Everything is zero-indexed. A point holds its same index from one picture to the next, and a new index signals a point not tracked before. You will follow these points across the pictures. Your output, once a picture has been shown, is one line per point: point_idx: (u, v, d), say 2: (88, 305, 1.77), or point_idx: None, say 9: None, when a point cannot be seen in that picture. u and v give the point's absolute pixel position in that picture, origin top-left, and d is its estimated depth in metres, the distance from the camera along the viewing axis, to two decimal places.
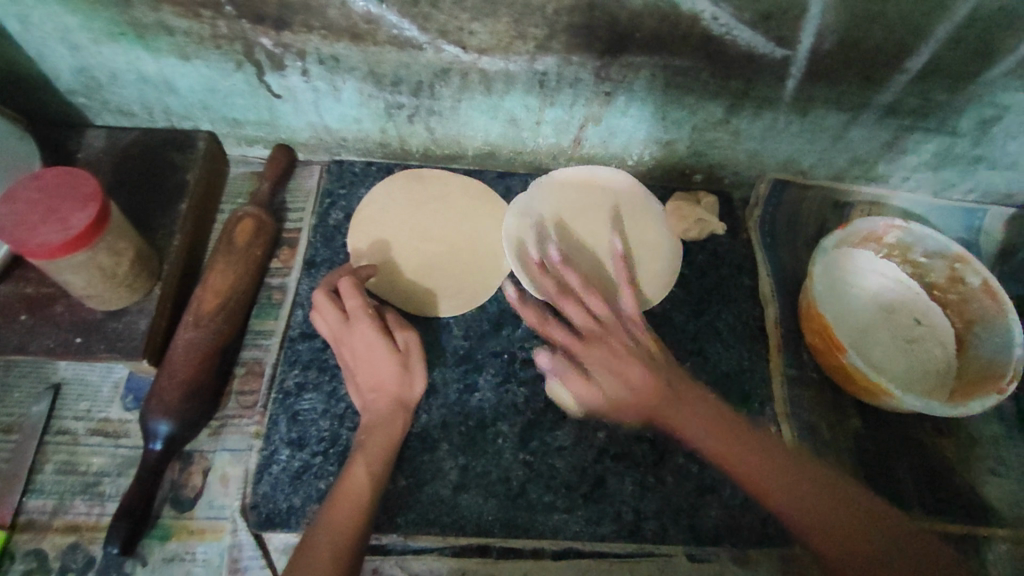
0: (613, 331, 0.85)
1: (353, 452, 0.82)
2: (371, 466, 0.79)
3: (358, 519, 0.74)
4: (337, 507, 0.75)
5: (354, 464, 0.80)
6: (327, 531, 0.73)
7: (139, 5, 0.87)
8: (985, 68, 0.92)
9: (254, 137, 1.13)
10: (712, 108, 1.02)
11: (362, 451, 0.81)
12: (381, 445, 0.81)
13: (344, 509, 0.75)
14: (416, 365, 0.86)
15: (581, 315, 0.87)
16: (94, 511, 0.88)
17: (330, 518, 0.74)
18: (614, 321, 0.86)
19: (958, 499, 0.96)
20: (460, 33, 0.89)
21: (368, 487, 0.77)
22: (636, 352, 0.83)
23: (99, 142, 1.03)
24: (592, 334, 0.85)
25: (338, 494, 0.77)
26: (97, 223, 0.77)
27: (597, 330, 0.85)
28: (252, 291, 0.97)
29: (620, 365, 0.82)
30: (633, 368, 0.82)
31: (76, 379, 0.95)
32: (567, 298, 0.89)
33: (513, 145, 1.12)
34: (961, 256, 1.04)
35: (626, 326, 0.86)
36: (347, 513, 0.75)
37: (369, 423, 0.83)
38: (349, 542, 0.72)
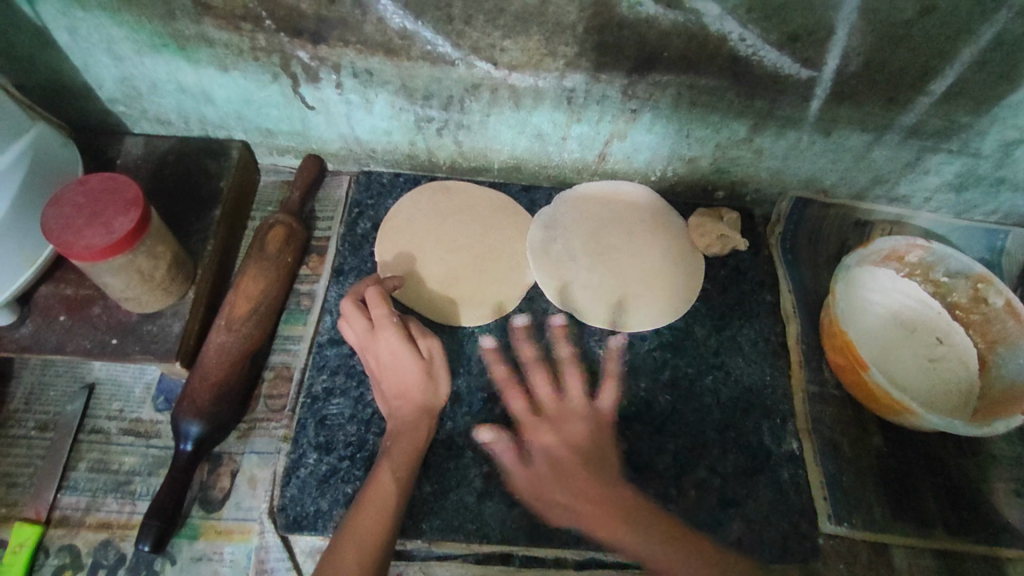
0: (574, 416, 0.88)
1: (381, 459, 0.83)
2: (396, 473, 0.81)
3: (384, 523, 0.76)
4: (364, 513, 0.76)
5: (380, 469, 0.81)
6: (354, 536, 0.74)
7: (183, 19, 0.90)
8: (1010, 91, 0.93)
9: (285, 147, 1.16)
10: (736, 126, 1.03)
11: (389, 456, 0.82)
12: (407, 452, 0.83)
13: (370, 515, 0.76)
14: (439, 371, 0.88)
15: (550, 395, 0.90)
16: (125, 509, 0.89)
17: (357, 519, 0.76)
18: (580, 411, 0.89)
19: (981, 519, 0.96)
20: (492, 50, 0.92)
21: (394, 492, 0.79)
22: (583, 457, 0.84)
23: (137, 149, 1.06)
24: (549, 414, 0.88)
25: (366, 498, 0.78)
26: (139, 228, 0.80)
27: (572, 460, 0.84)
28: (282, 296, 0.99)
29: (577, 445, 0.85)
30: (563, 443, 0.85)
31: (109, 380, 0.97)
32: (540, 373, 0.92)
33: (538, 159, 1.14)
34: (984, 277, 1.05)
35: (585, 420, 0.88)
36: (372, 519, 0.76)
37: (397, 431, 0.85)
38: (375, 546, 0.73)
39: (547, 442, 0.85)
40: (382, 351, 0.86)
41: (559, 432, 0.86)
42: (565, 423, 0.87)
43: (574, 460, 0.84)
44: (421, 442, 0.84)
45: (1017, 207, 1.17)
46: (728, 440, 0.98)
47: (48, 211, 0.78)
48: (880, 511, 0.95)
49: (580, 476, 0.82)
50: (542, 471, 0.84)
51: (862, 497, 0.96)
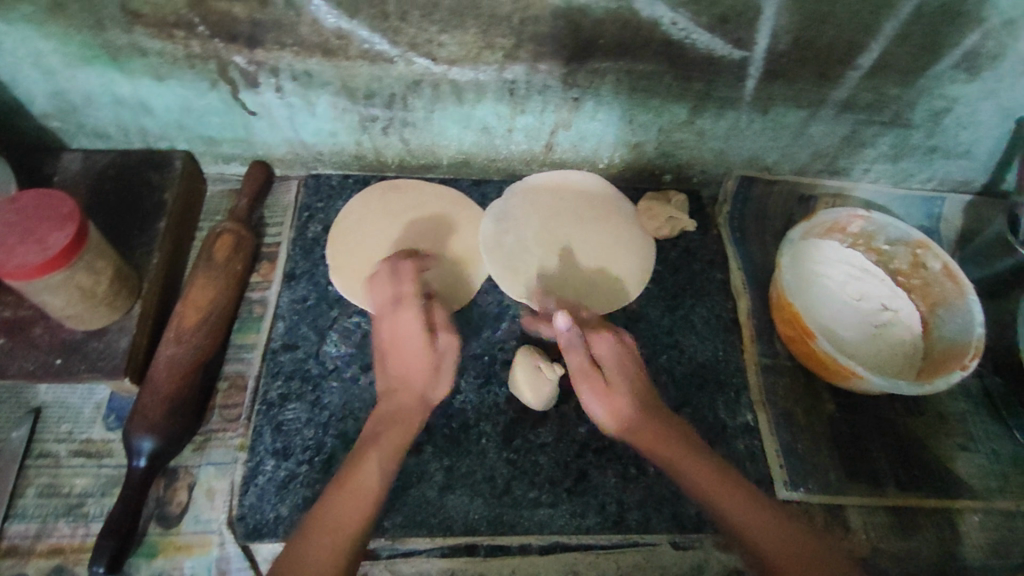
0: (613, 366, 0.86)
1: (367, 447, 0.82)
2: (382, 466, 0.80)
3: (363, 516, 0.75)
4: (346, 501, 0.75)
5: (364, 459, 0.80)
6: (333, 526, 0.73)
7: (113, 28, 0.88)
8: (932, 62, 0.97)
9: (230, 155, 1.14)
10: (676, 109, 1.05)
11: (376, 446, 0.81)
12: (392, 442, 0.82)
13: (353, 505, 0.75)
14: (445, 368, 0.88)
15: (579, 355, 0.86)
16: (78, 532, 0.87)
17: (338, 508, 0.75)
18: (606, 364, 0.87)
19: (931, 474, 0.99)
20: (430, 45, 0.92)
21: (376, 485, 0.78)
22: (643, 396, 0.86)
23: (76, 165, 1.03)
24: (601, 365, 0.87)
25: (347, 489, 0.77)
26: (76, 243, 0.78)
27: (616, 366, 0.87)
28: (233, 305, 0.98)
29: (649, 400, 0.86)
30: (626, 399, 0.85)
31: (57, 402, 0.95)
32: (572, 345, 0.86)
33: (486, 153, 1.15)
34: (922, 242, 1.09)
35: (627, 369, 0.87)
36: (353, 511, 0.75)
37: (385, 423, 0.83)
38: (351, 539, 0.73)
39: (613, 378, 0.86)
40: (404, 326, 0.86)
41: (609, 377, 0.86)
42: (626, 389, 0.85)
43: (620, 388, 0.86)
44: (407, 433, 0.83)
45: (951, 173, 1.21)
46: (686, 417, 1.00)
47: None
48: (835, 474, 0.98)
49: (632, 403, 0.85)
50: (613, 402, 0.85)
51: (817, 463, 0.98)
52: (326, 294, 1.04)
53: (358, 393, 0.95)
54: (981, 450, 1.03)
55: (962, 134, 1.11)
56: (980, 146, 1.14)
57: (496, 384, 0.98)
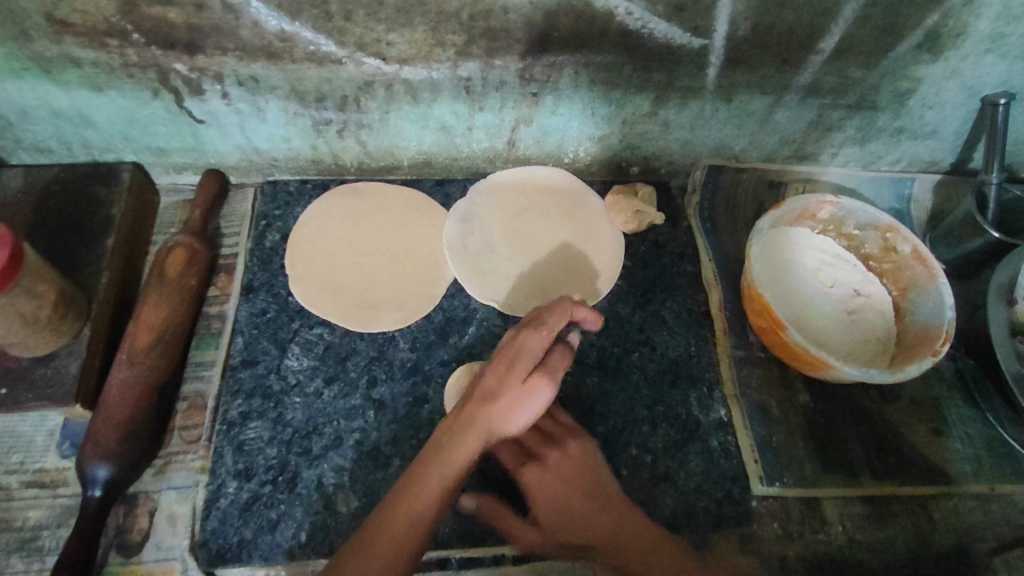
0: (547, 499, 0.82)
1: (426, 458, 0.74)
2: (443, 488, 0.72)
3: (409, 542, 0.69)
4: (414, 508, 0.71)
5: (424, 477, 0.72)
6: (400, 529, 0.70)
7: (41, 38, 0.84)
8: (894, 44, 0.96)
9: (181, 165, 1.10)
10: (639, 101, 1.03)
11: (450, 453, 0.73)
12: (454, 459, 0.73)
13: (420, 512, 0.71)
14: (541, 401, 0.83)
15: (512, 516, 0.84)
16: (33, 567, 0.83)
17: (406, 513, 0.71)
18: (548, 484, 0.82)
19: (907, 462, 0.99)
20: (378, 44, 0.88)
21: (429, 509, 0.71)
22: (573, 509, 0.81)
23: (16, 182, 0.99)
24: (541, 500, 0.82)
25: (398, 505, 0.71)
26: (9, 269, 0.74)
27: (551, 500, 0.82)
28: (188, 321, 0.94)
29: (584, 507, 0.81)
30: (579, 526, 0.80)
31: (7, 431, 0.91)
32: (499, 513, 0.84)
33: (447, 152, 1.11)
34: (891, 226, 1.09)
35: (561, 490, 0.82)
36: (418, 515, 0.71)
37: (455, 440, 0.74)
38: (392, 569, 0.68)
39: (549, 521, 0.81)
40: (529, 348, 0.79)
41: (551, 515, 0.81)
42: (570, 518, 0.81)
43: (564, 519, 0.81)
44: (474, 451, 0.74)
45: (919, 154, 1.20)
46: (660, 415, 0.99)
47: None
48: (810, 467, 0.97)
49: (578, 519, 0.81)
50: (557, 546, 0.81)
51: (793, 456, 0.98)
52: (286, 305, 1.00)
53: (321, 408, 0.93)
54: (956, 434, 1.03)
55: (927, 115, 1.10)
56: (946, 126, 1.13)
57: None
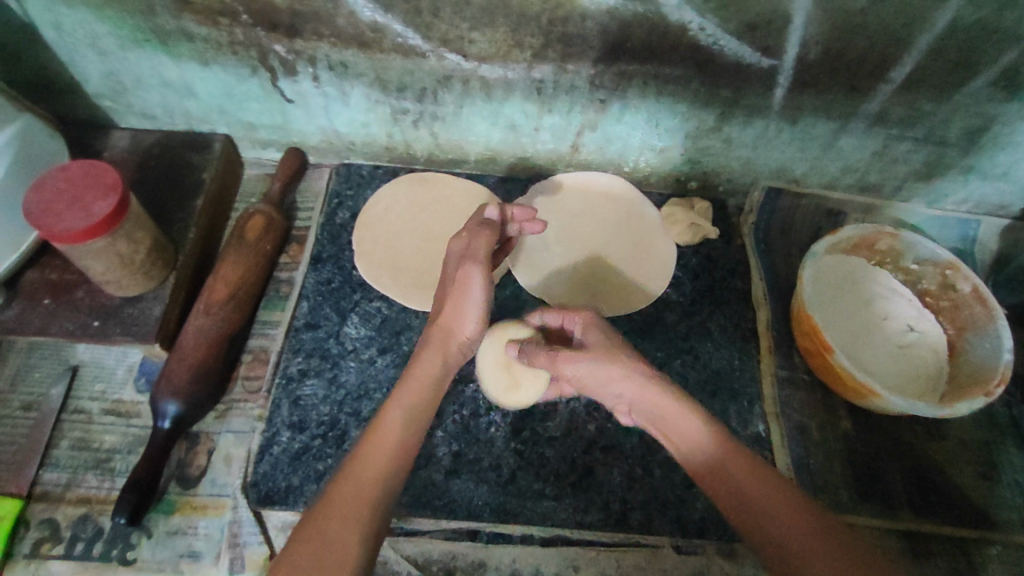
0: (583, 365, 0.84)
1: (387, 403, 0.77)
2: (405, 419, 0.75)
3: (388, 468, 0.71)
4: (371, 448, 0.72)
5: (387, 411, 0.75)
6: (362, 473, 0.70)
7: (165, 14, 0.94)
8: (968, 79, 0.96)
9: (268, 141, 1.20)
10: (704, 115, 1.06)
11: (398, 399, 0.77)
12: (416, 388, 0.78)
13: (378, 450, 0.72)
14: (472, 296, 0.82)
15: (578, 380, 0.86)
16: (104, 485, 0.92)
17: (363, 455, 0.71)
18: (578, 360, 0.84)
19: (948, 501, 0.97)
20: (460, 41, 0.95)
21: (400, 439, 0.73)
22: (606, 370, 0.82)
23: (125, 142, 1.10)
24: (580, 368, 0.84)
25: (367, 442, 0.73)
26: (118, 212, 0.83)
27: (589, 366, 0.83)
28: (259, 282, 1.02)
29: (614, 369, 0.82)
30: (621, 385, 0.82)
31: (93, 362, 1.00)
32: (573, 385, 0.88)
33: (512, 151, 1.17)
34: (952, 264, 1.07)
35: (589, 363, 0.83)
36: (379, 456, 0.71)
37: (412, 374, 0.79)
38: (375, 495, 0.68)
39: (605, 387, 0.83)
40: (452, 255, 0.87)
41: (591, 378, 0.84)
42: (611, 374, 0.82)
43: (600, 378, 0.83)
44: (436, 373, 0.80)
45: (987, 196, 1.18)
46: None
47: (29, 195, 0.81)
48: (846, 493, 0.96)
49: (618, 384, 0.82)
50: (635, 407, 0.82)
51: (829, 480, 0.97)
52: (349, 277, 1.08)
53: (373, 374, 0.99)
54: (1006, 481, 0.99)
55: (999, 155, 1.09)
56: (1018, 169, 1.11)
57: None
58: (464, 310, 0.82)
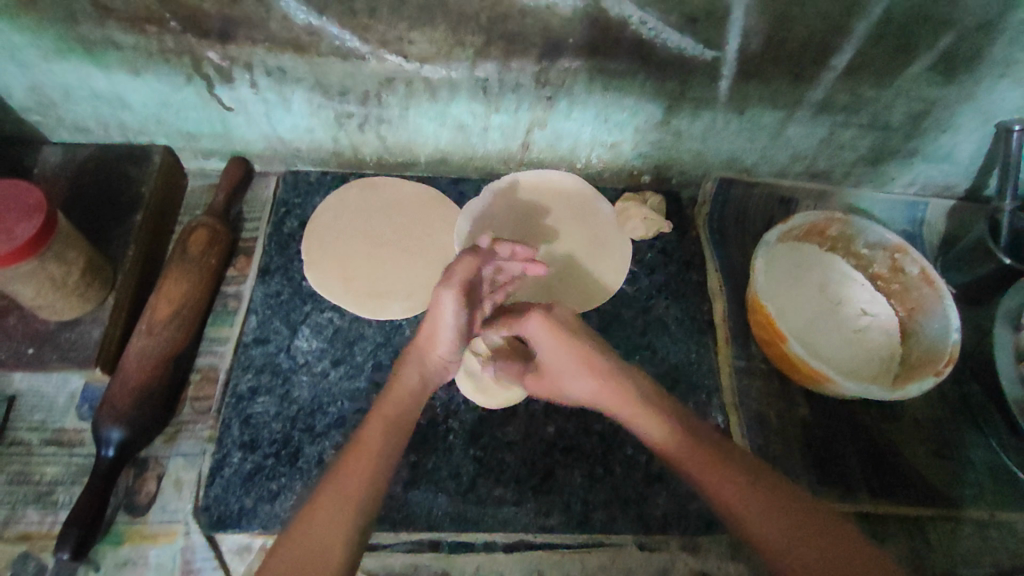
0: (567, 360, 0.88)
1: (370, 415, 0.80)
2: (387, 428, 0.78)
3: (370, 476, 0.72)
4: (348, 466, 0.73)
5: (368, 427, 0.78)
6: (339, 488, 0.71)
7: (86, 22, 0.90)
8: (906, 65, 0.97)
9: (210, 150, 1.16)
10: (652, 109, 1.06)
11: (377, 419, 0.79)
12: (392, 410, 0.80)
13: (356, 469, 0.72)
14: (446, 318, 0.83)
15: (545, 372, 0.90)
16: (46, 519, 0.88)
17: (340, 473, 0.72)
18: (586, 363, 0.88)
19: (904, 481, 0.99)
20: (400, 42, 0.92)
21: (379, 450, 0.75)
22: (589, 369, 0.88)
23: (55, 158, 1.05)
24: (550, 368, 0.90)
25: (351, 451, 0.75)
26: (43, 234, 0.79)
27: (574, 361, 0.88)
28: (206, 298, 0.99)
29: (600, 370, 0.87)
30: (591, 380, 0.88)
31: (31, 390, 0.96)
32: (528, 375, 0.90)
33: (463, 151, 1.15)
34: (900, 247, 1.09)
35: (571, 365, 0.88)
36: (356, 474, 0.72)
37: (394, 389, 0.82)
38: (359, 497, 0.70)
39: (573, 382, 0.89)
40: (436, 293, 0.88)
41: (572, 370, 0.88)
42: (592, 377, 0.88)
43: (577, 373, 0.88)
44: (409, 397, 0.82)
45: (933, 178, 1.20)
46: None
47: None
48: (805, 479, 0.97)
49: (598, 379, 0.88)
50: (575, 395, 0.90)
51: (788, 467, 0.98)
52: (300, 288, 1.05)
53: (327, 387, 0.96)
54: (957, 457, 1.02)
55: (941, 138, 1.11)
56: (960, 151, 1.14)
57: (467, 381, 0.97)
58: (438, 331, 0.84)
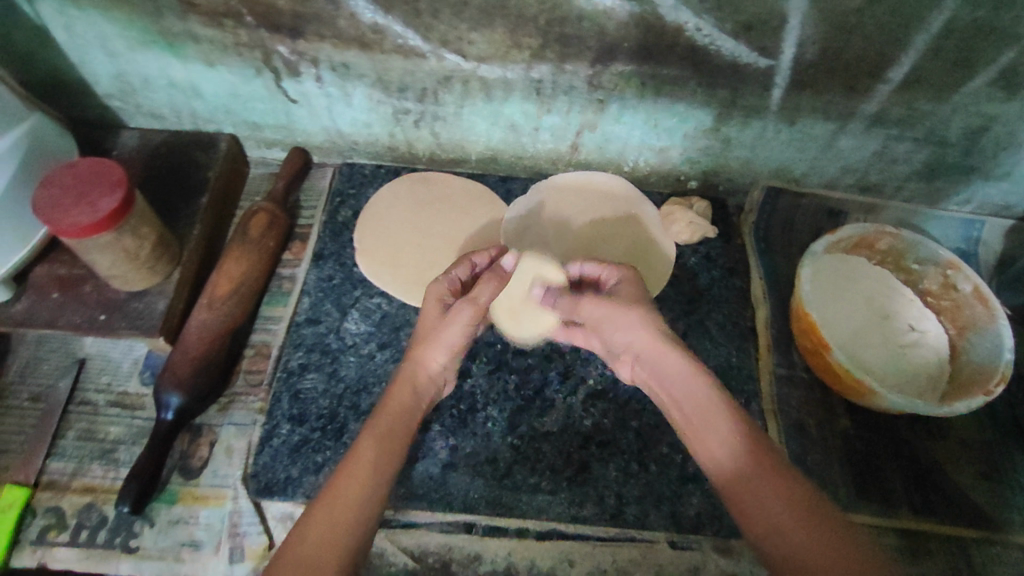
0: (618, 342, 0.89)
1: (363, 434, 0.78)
2: (379, 448, 0.76)
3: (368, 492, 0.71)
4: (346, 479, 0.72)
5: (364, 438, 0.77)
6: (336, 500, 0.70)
7: (171, 16, 0.96)
8: (966, 79, 0.96)
9: (273, 140, 1.22)
10: (702, 115, 1.07)
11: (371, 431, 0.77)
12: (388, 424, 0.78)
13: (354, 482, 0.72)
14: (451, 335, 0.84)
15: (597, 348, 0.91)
16: (108, 475, 0.93)
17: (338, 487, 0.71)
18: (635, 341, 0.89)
19: (948, 500, 0.96)
20: (460, 42, 0.96)
21: (374, 464, 0.74)
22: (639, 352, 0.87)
23: (133, 141, 1.12)
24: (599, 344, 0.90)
25: (341, 473, 0.73)
26: (123, 208, 0.85)
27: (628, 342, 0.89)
28: (263, 278, 1.04)
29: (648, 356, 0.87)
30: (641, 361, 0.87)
31: (99, 355, 1.02)
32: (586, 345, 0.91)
33: (513, 150, 1.18)
34: (953, 263, 1.07)
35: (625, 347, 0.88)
36: (352, 487, 0.71)
37: (386, 407, 0.81)
38: (354, 519, 0.68)
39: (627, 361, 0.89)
40: (427, 312, 0.88)
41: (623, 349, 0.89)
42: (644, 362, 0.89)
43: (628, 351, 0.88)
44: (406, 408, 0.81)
45: (991, 197, 1.18)
46: None
47: (38, 192, 0.83)
48: (844, 491, 0.96)
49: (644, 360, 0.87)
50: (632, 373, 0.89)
51: (826, 478, 0.97)
52: (351, 274, 1.09)
53: (372, 368, 1.00)
54: (1006, 481, 0.99)
55: (1001, 155, 1.08)
56: (1021, 169, 1.11)
57: (507, 371, 1.00)
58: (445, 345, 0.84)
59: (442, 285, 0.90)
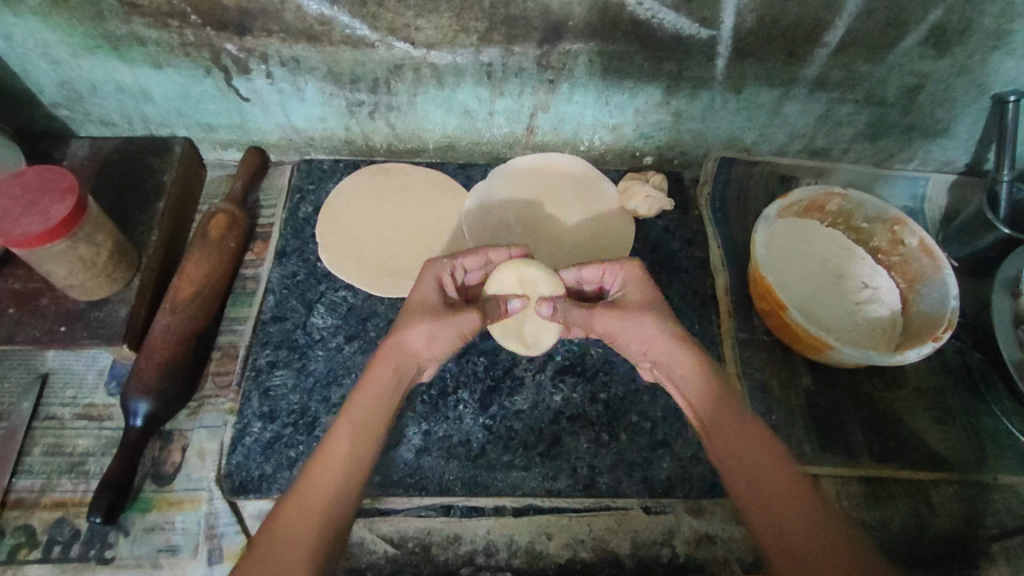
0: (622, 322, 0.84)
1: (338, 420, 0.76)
2: (354, 436, 0.74)
3: (341, 482, 0.70)
4: (318, 470, 0.71)
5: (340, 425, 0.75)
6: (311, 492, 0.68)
7: (113, 19, 0.95)
8: (899, 39, 0.99)
9: (228, 141, 1.21)
10: (651, 90, 1.09)
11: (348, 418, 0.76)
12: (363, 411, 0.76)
13: (327, 474, 0.70)
14: (444, 331, 0.82)
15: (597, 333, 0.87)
16: (79, 488, 0.93)
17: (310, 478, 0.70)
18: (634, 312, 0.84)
19: (904, 446, 1.01)
20: (407, 29, 0.97)
21: (348, 456, 0.72)
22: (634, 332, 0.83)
23: (83, 150, 1.10)
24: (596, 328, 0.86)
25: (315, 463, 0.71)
26: (75, 214, 0.84)
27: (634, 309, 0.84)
28: (226, 280, 1.03)
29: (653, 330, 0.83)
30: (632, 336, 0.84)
31: (62, 368, 1.01)
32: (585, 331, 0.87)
33: (469, 136, 1.19)
34: (899, 219, 1.11)
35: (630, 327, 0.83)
36: (328, 478, 0.70)
37: (364, 391, 0.78)
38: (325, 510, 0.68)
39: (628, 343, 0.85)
40: (421, 289, 0.84)
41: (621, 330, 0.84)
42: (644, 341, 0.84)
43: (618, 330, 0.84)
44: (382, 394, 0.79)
45: (933, 153, 1.22)
46: None
47: None
48: (808, 446, 1.00)
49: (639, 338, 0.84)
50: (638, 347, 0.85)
51: (790, 434, 1.00)
52: (314, 269, 1.09)
53: (342, 361, 1.01)
54: (957, 424, 1.03)
55: (939, 111, 1.12)
56: (958, 125, 1.15)
57: (476, 354, 1.01)
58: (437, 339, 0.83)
59: (447, 268, 0.86)
